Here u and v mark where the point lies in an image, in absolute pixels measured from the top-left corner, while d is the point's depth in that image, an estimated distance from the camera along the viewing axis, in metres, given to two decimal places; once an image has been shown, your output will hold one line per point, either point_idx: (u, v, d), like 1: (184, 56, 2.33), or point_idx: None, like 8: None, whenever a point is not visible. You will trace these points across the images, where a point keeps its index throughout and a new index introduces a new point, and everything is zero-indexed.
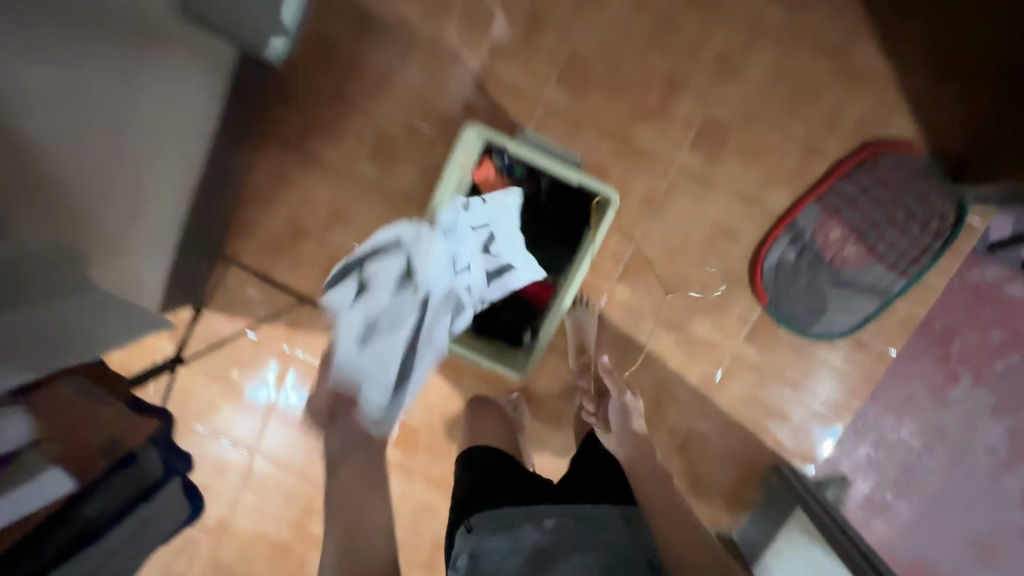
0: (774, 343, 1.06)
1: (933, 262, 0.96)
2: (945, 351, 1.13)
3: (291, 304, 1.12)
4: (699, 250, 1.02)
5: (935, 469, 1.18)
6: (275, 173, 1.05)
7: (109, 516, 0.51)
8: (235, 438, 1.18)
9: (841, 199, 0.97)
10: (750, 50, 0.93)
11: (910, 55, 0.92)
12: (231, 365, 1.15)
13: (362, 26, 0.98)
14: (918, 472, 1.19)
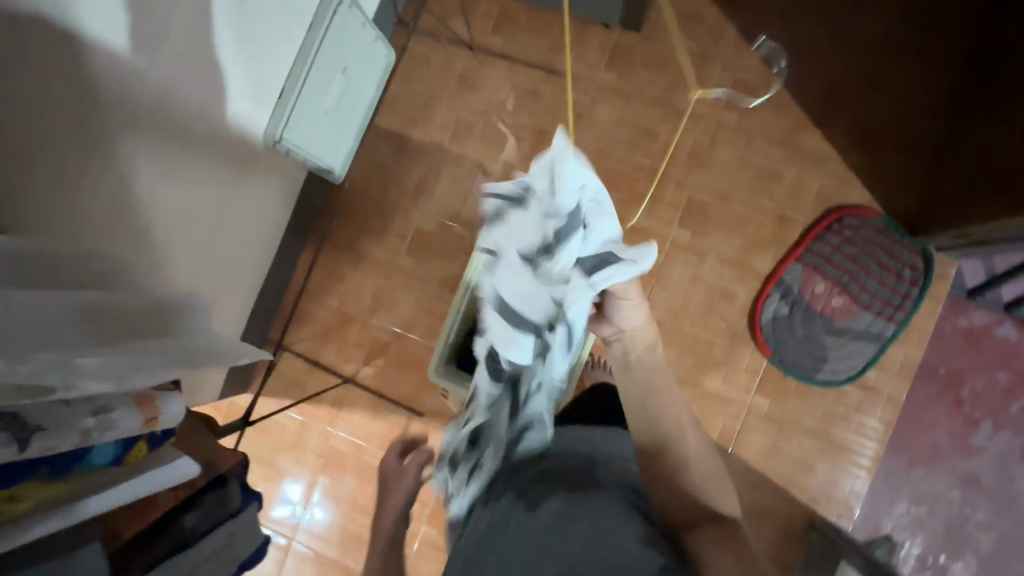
0: (784, 394, 1.12)
1: (917, 306, 1.08)
2: (958, 397, 1.15)
3: (337, 384, 1.23)
4: (700, 311, 1.14)
5: (980, 529, 1.13)
6: (329, 270, 1.24)
7: (200, 530, 0.58)
8: (278, 521, 1.22)
9: (819, 257, 1.11)
10: (716, 145, 1.15)
11: (847, 139, 1.12)
12: (279, 448, 1.24)
13: (403, 150, 1.23)
14: (961, 531, 1.14)
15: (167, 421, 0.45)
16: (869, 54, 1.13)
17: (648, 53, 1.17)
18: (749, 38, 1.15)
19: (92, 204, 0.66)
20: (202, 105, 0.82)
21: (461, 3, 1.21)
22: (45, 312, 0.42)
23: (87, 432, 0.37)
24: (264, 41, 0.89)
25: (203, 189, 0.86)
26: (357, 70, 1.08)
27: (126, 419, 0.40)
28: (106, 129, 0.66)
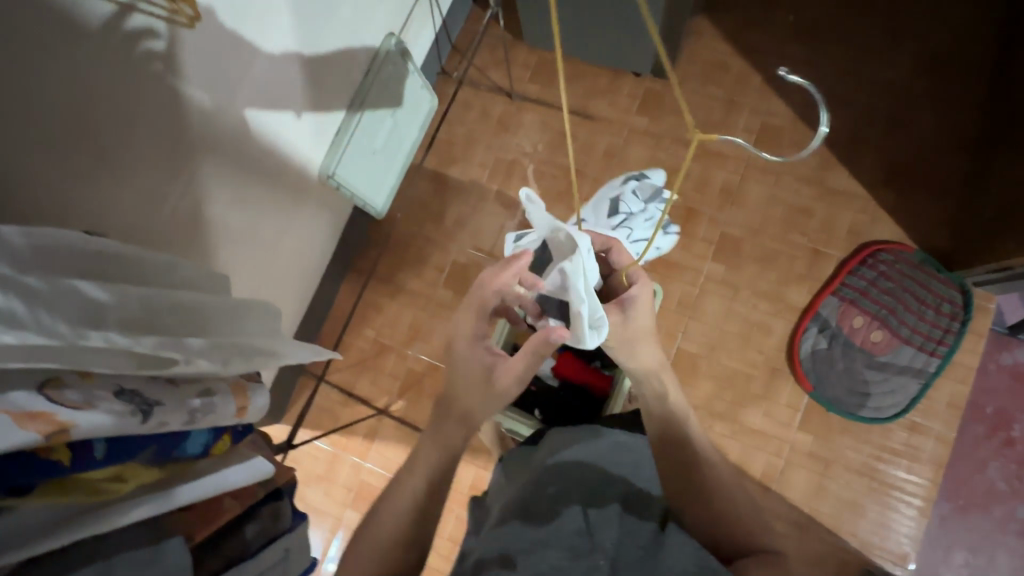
0: (828, 430, 1.10)
1: (959, 340, 1.07)
2: (1008, 437, 1.11)
3: (370, 415, 1.22)
4: (737, 345, 1.14)
5: None
6: (367, 301, 1.27)
7: (258, 543, 0.56)
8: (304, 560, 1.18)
9: (854, 291, 1.12)
10: (746, 183, 1.19)
11: (875, 178, 1.16)
12: (309, 481, 1.22)
13: (443, 188, 1.29)
14: None
15: (253, 411, 0.49)
16: (890, 99, 1.18)
17: (678, 99, 1.24)
18: (773, 86, 1.22)
19: (167, 223, 0.72)
20: (271, 139, 0.88)
21: (501, 55, 1.31)
22: (154, 308, 0.45)
23: (194, 412, 0.40)
24: (331, 83, 0.97)
25: (264, 215, 0.91)
26: (406, 117, 1.17)
27: (224, 404, 0.44)
28: (185, 156, 0.72)
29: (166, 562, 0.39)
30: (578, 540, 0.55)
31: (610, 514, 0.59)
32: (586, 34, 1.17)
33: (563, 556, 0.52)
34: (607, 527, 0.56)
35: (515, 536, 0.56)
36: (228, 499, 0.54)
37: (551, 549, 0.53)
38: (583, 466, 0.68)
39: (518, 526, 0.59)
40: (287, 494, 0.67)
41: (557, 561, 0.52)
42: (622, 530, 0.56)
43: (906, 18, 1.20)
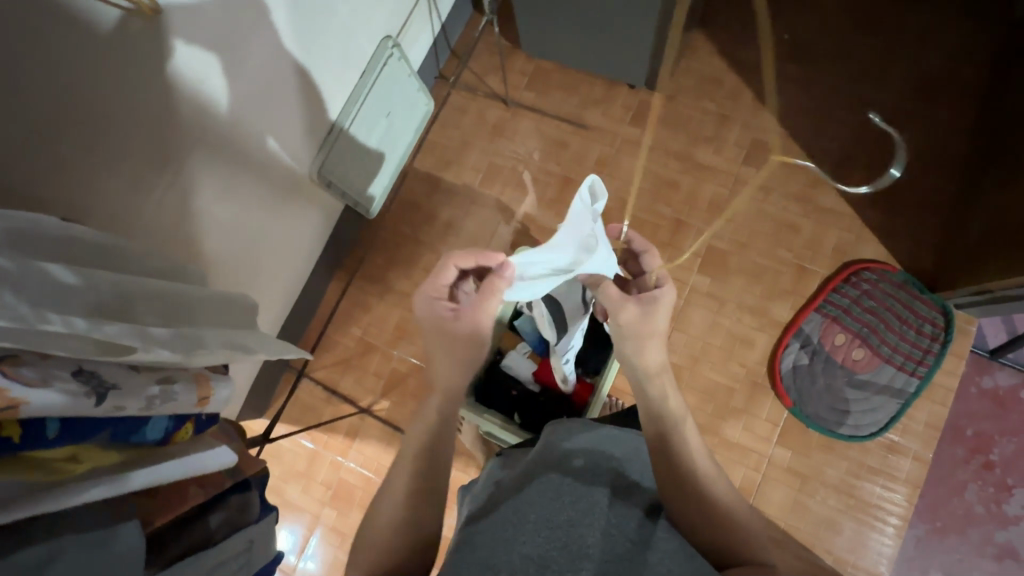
0: (807, 447, 1.10)
1: (939, 361, 1.08)
2: (987, 460, 1.11)
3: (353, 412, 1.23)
4: (720, 357, 1.14)
5: None
6: (355, 299, 1.27)
7: (223, 532, 0.56)
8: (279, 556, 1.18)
9: (837, 308, 1.13)
10: (735, 197, 1.20)
11: (862, 197, 1.17)
12: (288, 477, 1.21)
13: (435, 190, 1.30)
14: None
15: (216, 403, 0.50)
16: (880, 121, 1.20)
17: (671, 112, 1.26)
18: (765, 103, 1.23)
19: (155, 215, 0.72)
20: (263, 136, 0.89)
21: (498, 62, 1.32)
22: (125, 296, 0.46)
23: (152, 398, 0.41)
24: (324, 82, 0.98)
25: (252, 211, 0.92)
26: (401, 118, 1.17)
27: (185, 393, 0.45)
28: (175, 149, 0.73)
29: (115, 546, 0.40)
30: (565, 533, 0.51)
31: (599, 502, 0.54)
32: (581, 45, 1.18)
33: (547, 546, 0.51)
34: (596, 516, 0.53)
35: (500, 531, 0.53)
36: (195, 487, 0.54)
37: (535, 538, 0.51)
38: (599, 454, 0.62)
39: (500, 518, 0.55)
40: (257, 486, 0.67)
41: (542, 552, 0.50)
42: (611, 522, 0.53)
43: (899, 41, 1.22)
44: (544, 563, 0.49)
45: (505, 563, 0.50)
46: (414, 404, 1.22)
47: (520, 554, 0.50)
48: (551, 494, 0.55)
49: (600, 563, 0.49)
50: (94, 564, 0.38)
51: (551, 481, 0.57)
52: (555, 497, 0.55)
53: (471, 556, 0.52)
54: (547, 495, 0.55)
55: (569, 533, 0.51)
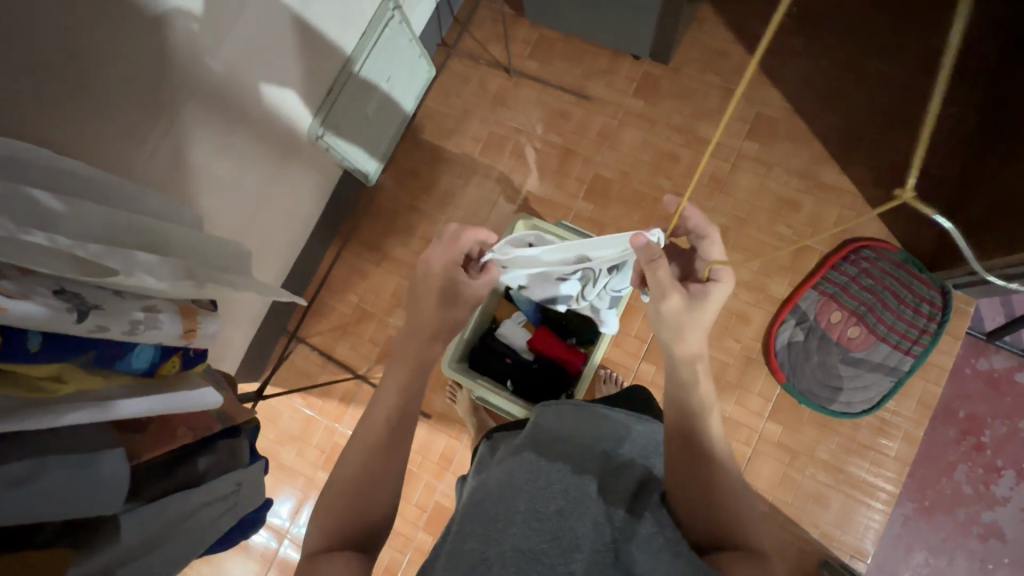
0: (798, 423, 1.10)
1: (935, 341, 1.08)
2: (978, 442, 1.12)
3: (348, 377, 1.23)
4: (715, 333, 1.14)
5: None
6: (354, 266, 1.27)
7: (212, 473, 0.57)
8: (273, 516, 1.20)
9: (835, 286, 1.12)
10: (737, 173, 1.19)
11: (865, 175, 1.16)
12: (282, 440, 1.23)
13: (436, 159, 1.29)
14: None
15: (202, 337, 0.53)
16: (888, 97, 1.18)
17: (675, 84, 1.24)
18: (771, 77, 1.22)
19: (149, 161, 0.72)
20: (260, 90, 0.88)
21: (502, 30, 1.30)
22: (112, 223, 0.45)
23: (135, 323, 0.42)
24: (324, 42, 0.96)
25: (248, 167, 0.91)
26: (401, 83, 1.16)
27: (169, 323, 0.47)
28: (170, 96, 0.72)
29: (102, 468, 0.41)
30: (555, 525, 0.50)
31: (589, 492, 0.53)
32: (587, 14, 1.17)
33: (537, 538, 0.48)
34: (587, 507, 0.51)
35: (489, 522, 0.51)
36: (183, 427, 0.54)
37: (524, 530, 0.49)
38: (574, 437, 0.62)
39: (488, 508, 0.53)
40: (247, 434, 0.68)
41: (533, 545, 0.48)
42: (600, 512, 0.51)
43: (911, 16, 1.19)
44: (536, 557, 0.47)
45: (495, 554, 0.47)
46: None
47: (510, 546, 0.48)
48: (541, 483, 0.54)
49: (590, 555, 0.47)
50: (76, 483, 0.39)
51: (541, 472, 0.55)
52: (546, 488, 0.54)
53: (461, 548, 0.49)
54: (535, 486, 0.54)
55: (558, 521, 0.50)
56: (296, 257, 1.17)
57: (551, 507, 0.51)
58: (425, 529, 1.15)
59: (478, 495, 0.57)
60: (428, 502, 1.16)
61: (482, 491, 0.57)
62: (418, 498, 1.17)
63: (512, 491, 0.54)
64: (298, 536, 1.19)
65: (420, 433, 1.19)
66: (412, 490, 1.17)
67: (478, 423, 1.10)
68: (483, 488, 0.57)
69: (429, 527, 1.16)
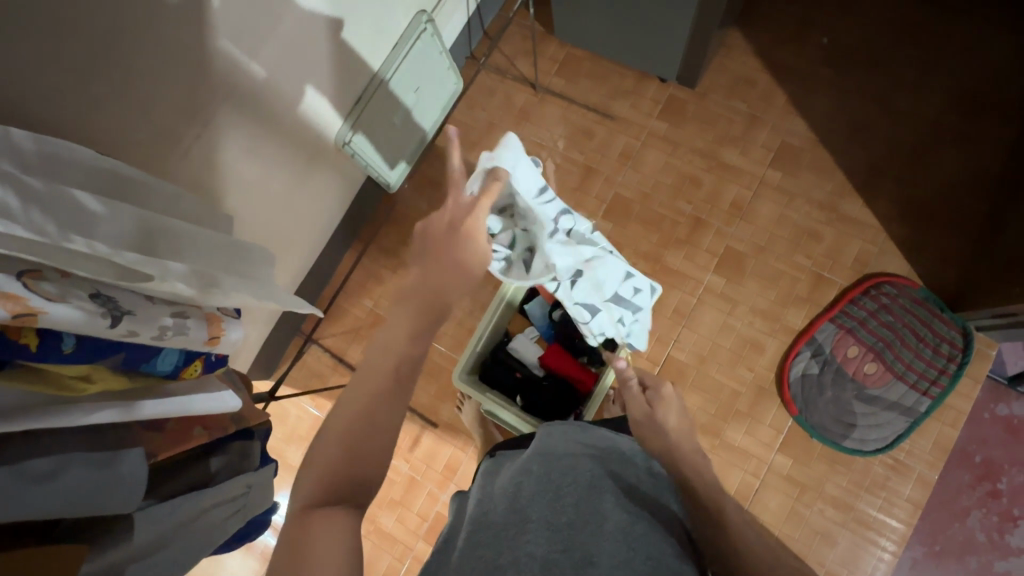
0: (808, 458, 1.09)
1: (954, 383, 1.06)
2: (994, 489, 1.09)
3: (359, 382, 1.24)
4: (728, 361, 1.13)
5: None
6: (371, 271, 1.28)
7: (223, 475, 0.58)
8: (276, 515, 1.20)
9: (853, 320, 1.11)
10: (758, 200, 1.18)
11: (890, 210, 1.15)
12: (289, 440, 1.24)
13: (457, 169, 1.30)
14: None
15: (226, 344, 0.53)
16: (916, 133, 1.17)
17: (700, 109, 1.24)
18: (798, 106, 1.21)
19: (182, 163, 0.73)
20: (293, 96, 0.89)
21: (531, 46, 1.32)
22: (150, 230, 0.47)
23: (164, 329, 0.43)
24: (355, 52, 0.98)
25: (275, 172, 0.93)
26: (428, 95, 1.16)
27: (196, 330, 0.48)
28: (206, 100, 0.74)
29: (121, 469, 0.41)
30: (568, 537, 0.47)
31: (604, 505, 0.50)
32: (615, 35, 1.17)
33: (551, 546, 0.46)
34: (602, 522, 0.48)
35: (502, 530, 0.49)
36: (199, 428, 0.55)
37: (538, 539, 0.47)
38: (588, 449, 0.59)
39: (501, 519, 0.50)
40: (259, 437, 0.68)
41: (546, 553, 0.45)
42: (617, 525, 0.48)
43: (944, 53, 1.18)
44: (546, 566, 0.44)
45: (510, 562, 0.45)
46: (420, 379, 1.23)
47: (523, 552, 0.45)
48: (553, 494, 0.51)
49: (609, 569, 0.44)
50: (98, 483, 0.40)
51: (553, 482, 0.53)
52: (558, 500, 0.51)
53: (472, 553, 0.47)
54: (547, 497, 0.51)
55: (571, 533, 0.47)
56: (315, 259, 1.19)
57: (563, 518, 0.49)
58: (425, 539, 1.15)
59: (489, 501, 0.54)
60: (430, 511, 1.16)
61: (489, 502, 0.54)
62: (420, 506, 1.17)
63: (525, 501, 0.51)
64: None
65: (426, 441, 1.19)
66: (414, 497, 1.17)
67: (485, 436, 1.10)
68: (491, 501, 0.54)
69: (429, 537, 1.15)
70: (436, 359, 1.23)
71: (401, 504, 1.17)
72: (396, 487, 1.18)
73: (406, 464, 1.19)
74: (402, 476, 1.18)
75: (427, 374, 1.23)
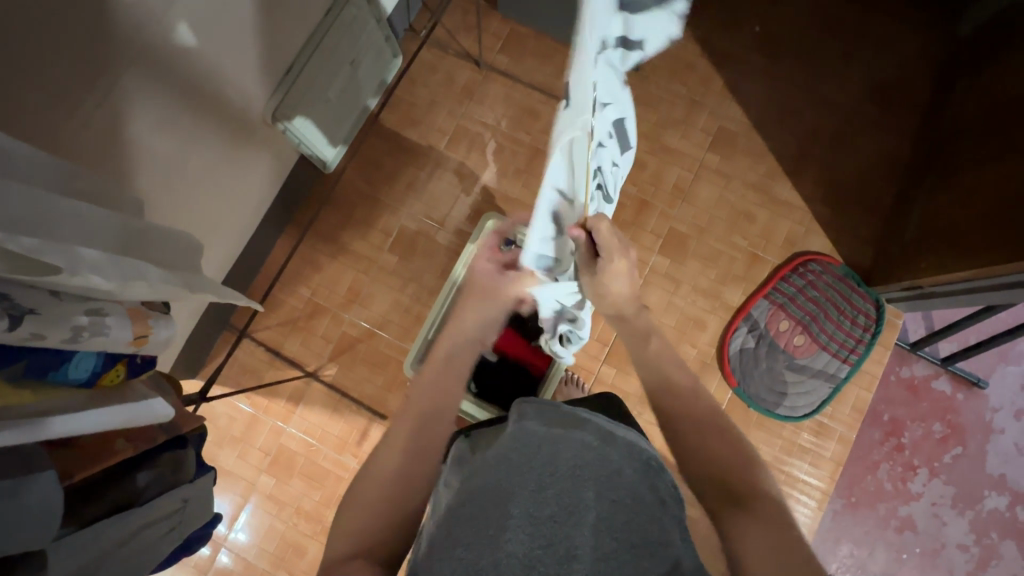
0: (746, 426, 1.16)
1: (869, 350, 1.16)
2: (899, 443, 1.22)
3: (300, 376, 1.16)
4: (672, 338, 1.18)
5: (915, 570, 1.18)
6: (308, 258, 1.20)
7: (153, 491, 0.51)
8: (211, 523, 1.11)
9: (784, 296, 1.18)
10: (699, 183, 1.22)
11: (814, 192, 1.23)
12: (221, 442, 1.14)
13: (399, 149, 1.24)
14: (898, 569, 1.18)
15: (153, 343, 0.49)
16: (836, 122, 1.25)
17: (643, 92, 1.25)
18: (733, 92, 1.26)
19: (81, 137, 0.63)
20: (212, 61, 0.79)
21: (473, 21, 1.27)
22: (47, 210, 0.39)
23: (78, 330, 0.38)
24: (285, 15, 0.89)
25: (195, 148, 0.83)
26: (364, 68, 1.09)
27: (116, 328, 0.42)
28: (107, 64, 0.63)
29: (25, 500, 0.35)
30: (550, 531, 0.46)
31: (586, 494, 0.49)
32: (562, 14, 1.15)
33: (534, 542, 0.45)
34: (584, 512, 0.47)
35: (483, 525, 0.46)
36: (122, 440, 0.49)
37: (518, 535, 0.45)
38: (566, 430, 0.57)
39: (478, 511, 0.48)
40: (193, 444, 0.61)
41: (528, 550, 0.44)
42: (598, 517, 0.47)
43: (860, 47, 1.27)
44: (531, 565, 0.43)
45: (490, 562, 0.43)
46: (365, 370, 1.17)
47: (505, 553, 0.44)
48: (535, 482, 0.49)
49: (590, 565, 0.44)
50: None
51: (533, 469, 0.50)
52: (539, 489, 0.49)
53: (445, 557, 0.45)
54: (529, 486, 0.49)
55: (556, 521, 0.46)
56: (244, 245, 1.09)
57: (546, 508, 0.47)
58: None
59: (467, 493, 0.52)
60: None
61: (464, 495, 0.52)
62: None
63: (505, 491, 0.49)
64: (236, 544, 1.11)
65: (375, 434, 1.15)
66: None
67: None
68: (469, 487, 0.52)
69: None
70: (383, 348, 1.18)
71: None
72: (345, 484, 1.13)
73: (354, 459, 1.14)
74: (350, 472, 1.14)
75: (373, 364, 1.17)
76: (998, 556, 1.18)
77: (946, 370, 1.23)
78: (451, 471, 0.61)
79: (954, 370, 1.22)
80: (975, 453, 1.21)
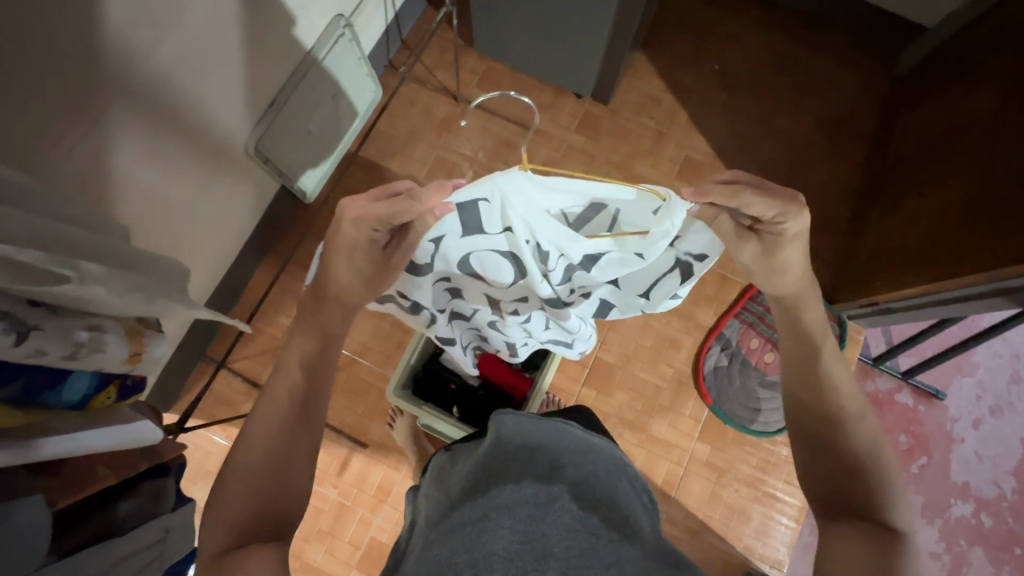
0: (723, 443, 1.19)
1: None
2: None
3: None
4: (648, 359, 1.21)
5: None
6: (288, 287, 1.20)
7: (133, 521, 0.50)
8: None
9: (753, 315, 1.23)
10: None
11: None
12: (195, 478, 1.11)
13: (379, 179, 1.26)
14: None
15: (146, 362, 0.50)
16: (792, 151, 1.34)
17: (613, 124, 1.32)
18: (697, 125, 1.34)
19: (65, 166, 0.64)
20: (199, 94, 0.82)
21: (451, 58, 1.33)
22: (44, 234, 0.41)
23: (78, 345, 0.40)
24: (271, 51, 0.93)
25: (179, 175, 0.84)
26: (346, 103, 1.12)
27: (114, 345, 0.44)
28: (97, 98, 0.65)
29: (17, 518, 0.35)
30: (530, 527, 0.47)
31: (560, 492, 0.51)
32: (535, 53, 1.22)
33: (513, 538, 0.46)
34: (562, 508, 0.49)
35: (466, 526, 0.48)
36: (104, 467, 0.48)
37: (498, 532, 0.46)
38: (542, 439, 0.59)
39: (459, 517, 0.49)
40: (174, 474, 0.60)
41: (507, 544, 0.45)
42: (575, 514, 0.49)
43: (810, 84, 1.38)
44: (509, 559, 0.44)
45: (467, 560, 0.44)
46: (346, 398, 1.16)
47: (485, 552, 0.44)
48: (513, 485, 0.51)
49: (567, 561, 0.44)
50: None
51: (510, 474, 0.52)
52: (517, 490, 0.50)
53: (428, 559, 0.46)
54: (507, 488, 0.51)
55: (535, 517, 0.47)
56: (224, 274, 1.09)
57: (523, 504, 0.49)
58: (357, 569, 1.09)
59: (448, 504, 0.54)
60: (362, 538, 1.10)
61: (448, 502, 0.54)
62: (351, 534, 1.10)
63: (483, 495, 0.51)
64: None
65: (356, 464, 1.14)
66: (345, 525, 1.11)
67: (420, 451, 1.06)
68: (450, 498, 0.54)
69: (362, 565, 1.09)
70: (364, 376, 1.17)
71: (330, 534, 1.10)
72: (326, 516, 1.11)
73: (335, 489, 1.12)
74: (331, 504, 1.11)
75: (353, 392, 1.17)
76: (968, 562, 1.22)
77: (907, 383, 1.30)
78: (429, 489, 0.62)
79: (915, 384, 1.29)
80: (940, 461, 1.26)
